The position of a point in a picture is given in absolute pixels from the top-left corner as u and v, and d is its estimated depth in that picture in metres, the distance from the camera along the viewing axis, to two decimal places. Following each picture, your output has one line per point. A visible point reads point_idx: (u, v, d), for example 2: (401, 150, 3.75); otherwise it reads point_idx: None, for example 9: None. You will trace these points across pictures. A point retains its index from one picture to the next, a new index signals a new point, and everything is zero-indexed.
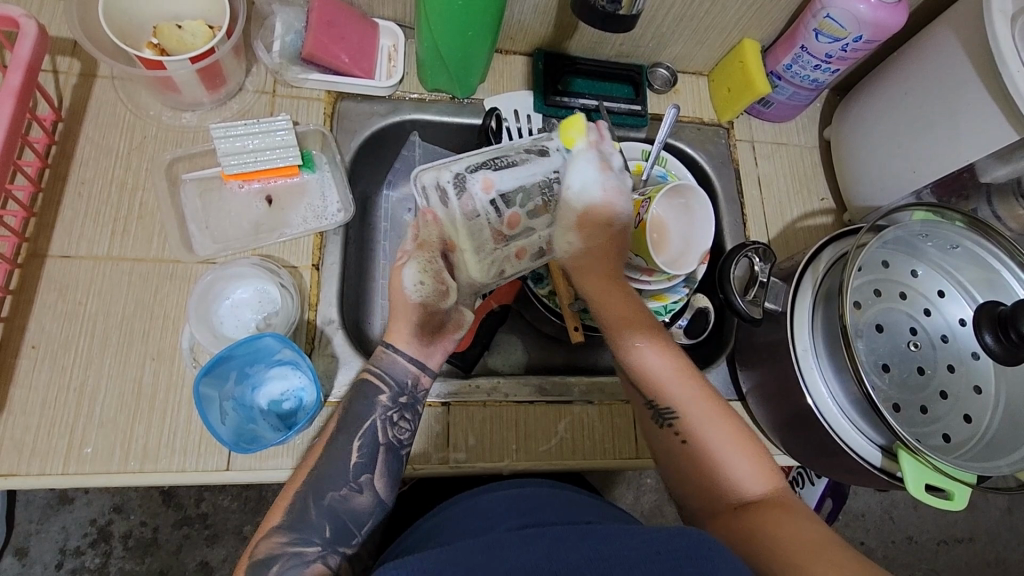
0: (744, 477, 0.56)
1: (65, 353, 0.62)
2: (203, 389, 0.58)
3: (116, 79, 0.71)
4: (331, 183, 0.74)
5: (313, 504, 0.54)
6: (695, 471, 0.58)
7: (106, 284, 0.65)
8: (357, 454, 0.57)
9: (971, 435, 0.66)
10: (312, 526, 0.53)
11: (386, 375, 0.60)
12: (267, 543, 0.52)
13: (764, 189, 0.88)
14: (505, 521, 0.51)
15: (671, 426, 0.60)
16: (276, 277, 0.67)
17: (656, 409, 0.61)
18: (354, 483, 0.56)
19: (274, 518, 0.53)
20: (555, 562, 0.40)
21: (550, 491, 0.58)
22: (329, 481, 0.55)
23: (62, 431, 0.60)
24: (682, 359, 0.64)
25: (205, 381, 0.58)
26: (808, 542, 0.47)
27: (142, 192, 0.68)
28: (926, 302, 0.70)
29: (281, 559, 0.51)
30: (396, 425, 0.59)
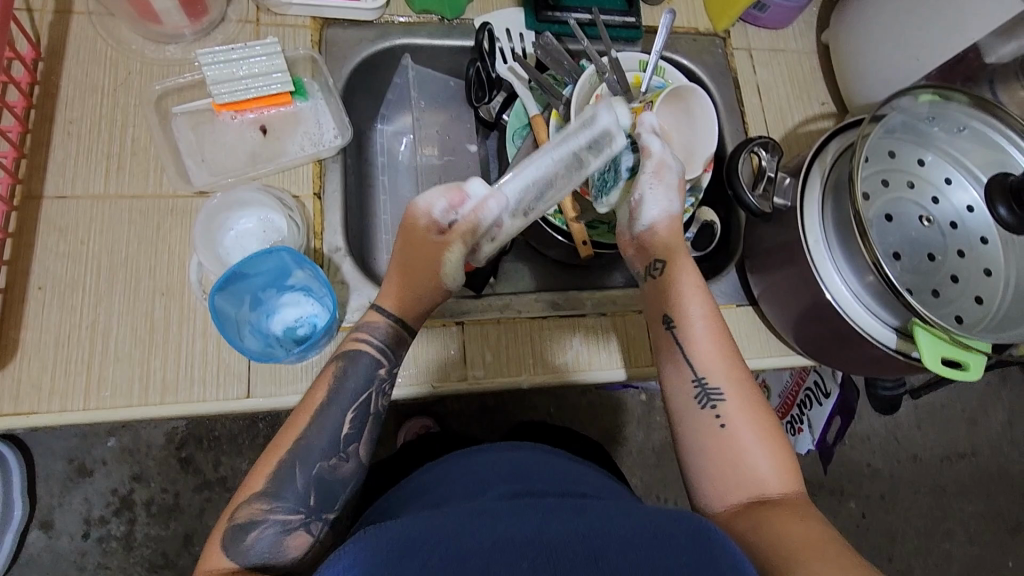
0: (764, 475, 0.53)
1: (72, 292, 0.61)
2: (218, 303, 0.56)
3: (92, 14, 0.69)
4: (325, 110, 0.72)
5: (301, 472, 0.53)
6: (717, 457, 0.54)
7: (106, 222, 0.63)
8: (350, 423, 0.55)
9: (983, 316, 0.66)
10: (299, 494, 0.52)
11: (384, 347, 0.58)
12: (249, 507, 0.51)
13: (764, 96, 0.87)
14: (497, 489, 0.52)
15: (714, 408, 0.55)
16: (283, 205, 0.66)
17: (704, 386, 0.56)
18: (342, 452, 0.55)
19: (257, 483, 0.52)
20: (547, 535, 0.42)
21: (546, 455, 0.59)
22: (316, 449, 0.53)
23: (79, 368, 0.60)
24: (735, 350, 0.59)
25: (221, 295, 0.56)
26: (818, 544, 0.46)
27: (133, 128, 0.66)
28: (934, 190, 0.70)
29: (263, 524, 0.50)
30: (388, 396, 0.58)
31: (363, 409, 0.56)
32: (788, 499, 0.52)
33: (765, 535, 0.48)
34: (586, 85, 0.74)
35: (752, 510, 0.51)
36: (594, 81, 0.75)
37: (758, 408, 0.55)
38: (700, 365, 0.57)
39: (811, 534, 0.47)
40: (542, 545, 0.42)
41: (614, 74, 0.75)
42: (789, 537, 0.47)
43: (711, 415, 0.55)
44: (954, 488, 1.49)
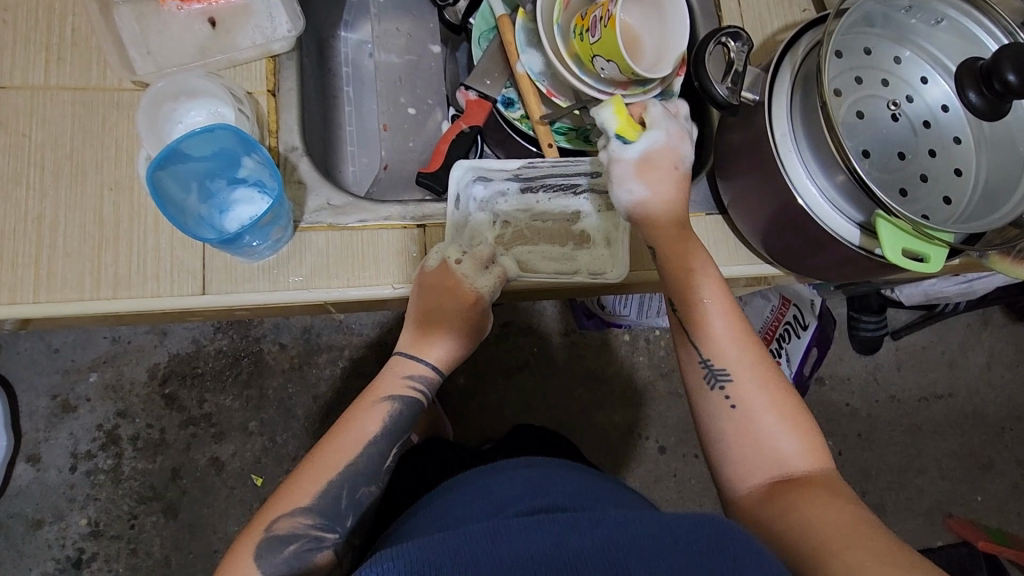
0: (787, 456, 0.53)
1: (16, 187, 0.59)
2: (161, 181, 0.55)
3: None
4: (278, 4, 0.68)
5: (346, 494, 0.57)
6: (740, 445, 0.54)
7: (49, 115, 0.61)
8: (392, 456, 0.60)
9: (952, 215, 0.65)
10: (340, 514, 0.56)
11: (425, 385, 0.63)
12: (292, 521, 0.54)
13: (743, 1, 0.83)
14: (513, 507, 0.52)
15: (722, 390, 0.56)
16: (233, 100, 0.62)
17: (710, 369, 0.56)
18: (379, 480, 0.59)
19: (302, 499, 0.55)
20: (567, 551, 0.42)
21: (567, 473, 0.60)
22: (313, 510, 0.55)
23: (26, 262, 0.58)
24: (746, 326, 0.58)
25: (163, 173, 0.54)
26: (850, 526, 0.47)
27: (73, 18, 0.63)
28: (908, 88, 0.68)
29: (303, 539, 0.54)
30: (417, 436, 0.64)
31: (401, 425, 0.61)
32: (815, 479, 0.52)
33: (797, 522, 0.49)
34: None
35: (779, 492, 0.52)
36: None
37: (782, 400, 0.56)
38: (710, 352, 0.57)
39: (841, 514, 0.48)
40: (561, 558, 0.41)
41: None
42: (823, 517, 0.48)
43: (722, 395, 0.55)
44: (930, 426, 1.51)
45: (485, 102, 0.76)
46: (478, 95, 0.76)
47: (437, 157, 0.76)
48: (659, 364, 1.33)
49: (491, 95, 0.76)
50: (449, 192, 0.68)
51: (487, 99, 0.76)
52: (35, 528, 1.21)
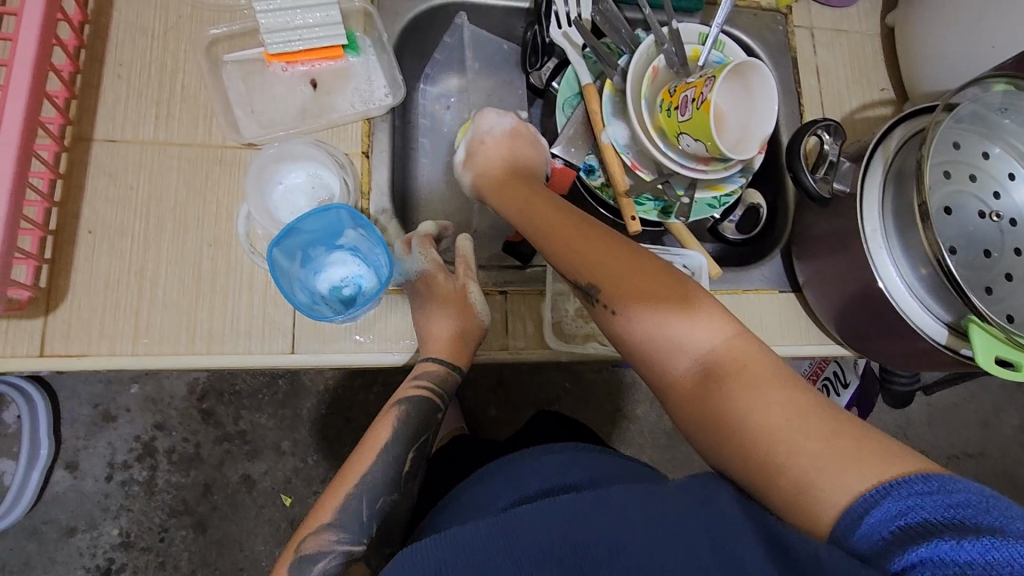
0: (682, 312, 0.50)
1: (121, 238, 0.61)
2: (277, 256, 0.57)
3: None
4: (377, 67, 0.70)
5: (367, 506, 0.56)
6: (651, 351, 0.51)
7: (156, 169, 0.63)
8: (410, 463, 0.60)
9: None
10: (362, 526, 0.55)
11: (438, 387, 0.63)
12: (317, 539, 0.53)
13: (823, 78, 0.84)
14: (538, 491, 0.52)
15: (599, 301, 0.54)
16: (334, 157, 0.66)
17: (583, 288, 0.55)
18: (400, 488, 0.59)
19: (324, 515, 0.55)
20: (571, 539, 0.41)
21: (588, 454, 0.58)
22: (339, 525, 0.54)
23: (127, 313, 0.60)
24: (620, 241, 0.56)
25: (279, 250, 0.57)
26: (798, 416, 0.43)
27: (184, 74, 0.65)
28: (996, 185, 0.68)
29: (329, 556, 0.53)
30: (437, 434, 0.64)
31: (414, 428, 0.61)
32: (722, 347, 0.49)
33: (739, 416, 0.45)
34: (644, 55, 0.74)
35: (707, 385, 0.48)
36: (651, 52, 0.75)
37: (662, 295, 0.51)
38: (575, 268, 0.56)
39: (788, 405, 0.44)
40: (566, 542, 0.41)
41: (672, 44, 0.73)
42: (766, 413, 0.44)
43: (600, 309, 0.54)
44: None
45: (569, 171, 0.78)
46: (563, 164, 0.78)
47: None
48: None
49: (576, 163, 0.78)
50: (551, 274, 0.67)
51: (572, 167, 0.78)
52: (69, 535, 1.19)
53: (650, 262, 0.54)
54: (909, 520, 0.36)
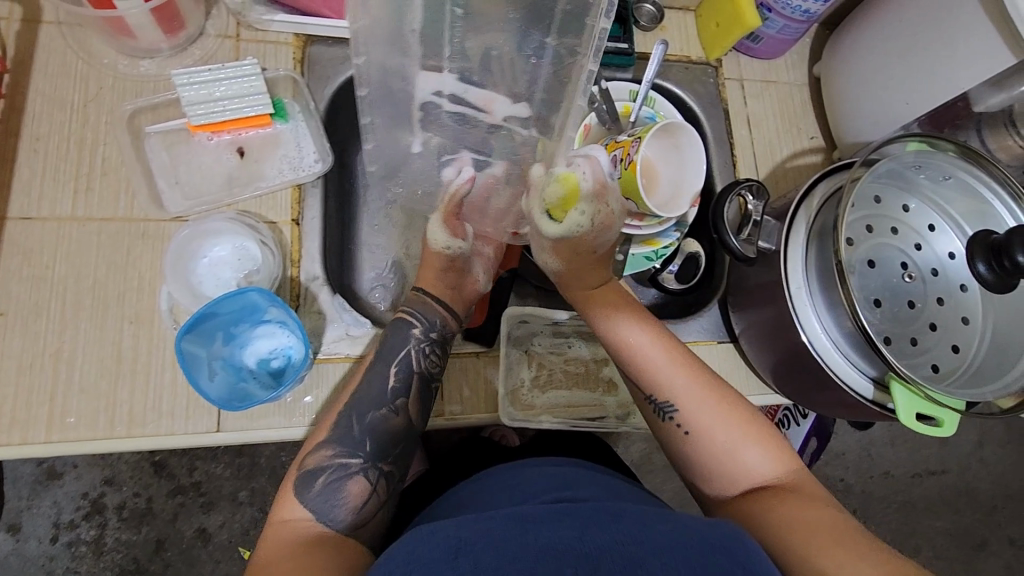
0: (750, 447, 0.54)
1: (35, 319, 0.59)
2: (187, 345, 0.56)
3: (62, 24, 0.66)
4: (306, 133, 0.70)
5: (357, 422, 0.56)
6: (711, 465, 0.55)
7: (73, 246, 0.61)
8: (395, 377, 0.59)
9: (958, 365, 0.66)
10: (356, 441, 0.56)
11: (416, 312, 0.62)
12: (316, 455, 0.54)
13: (753, 128, 0.86)
14: (542, 496, 0.52)
15: (672, 419, 0.57)
16: (257, 233, 0.64)
17: (657, 403, 0.58)
18: (392, 405, 0.58)
19: (320, 435, 0.55)
20: (589, 543, 0.40)
21: (589, 469, 0.60)
22: (338, 453, 0.54)
23: (41, 398, 0.58)
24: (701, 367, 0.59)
25: (189, 337, 0.56)
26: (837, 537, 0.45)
27: (104, 147, 0.64)
28: (918, 236, 0.69)
29: (328, 470, 0.53)
30: (428, 357, 0.61)
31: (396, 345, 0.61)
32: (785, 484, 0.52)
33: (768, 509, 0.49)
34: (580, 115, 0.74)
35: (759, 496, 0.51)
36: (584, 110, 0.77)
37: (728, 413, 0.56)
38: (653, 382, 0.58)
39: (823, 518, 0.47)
40: (583, 548, 0.40)
41: (604, 103, 0.75)
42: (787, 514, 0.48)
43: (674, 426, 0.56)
44: (923, 503, 1.43)
45: (516, 245, 0.73)
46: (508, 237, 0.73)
47: (479, 308, 0.71)
48: (657, 439, 1.32)
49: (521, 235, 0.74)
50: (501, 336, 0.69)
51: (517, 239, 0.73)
52: None
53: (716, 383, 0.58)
54: None
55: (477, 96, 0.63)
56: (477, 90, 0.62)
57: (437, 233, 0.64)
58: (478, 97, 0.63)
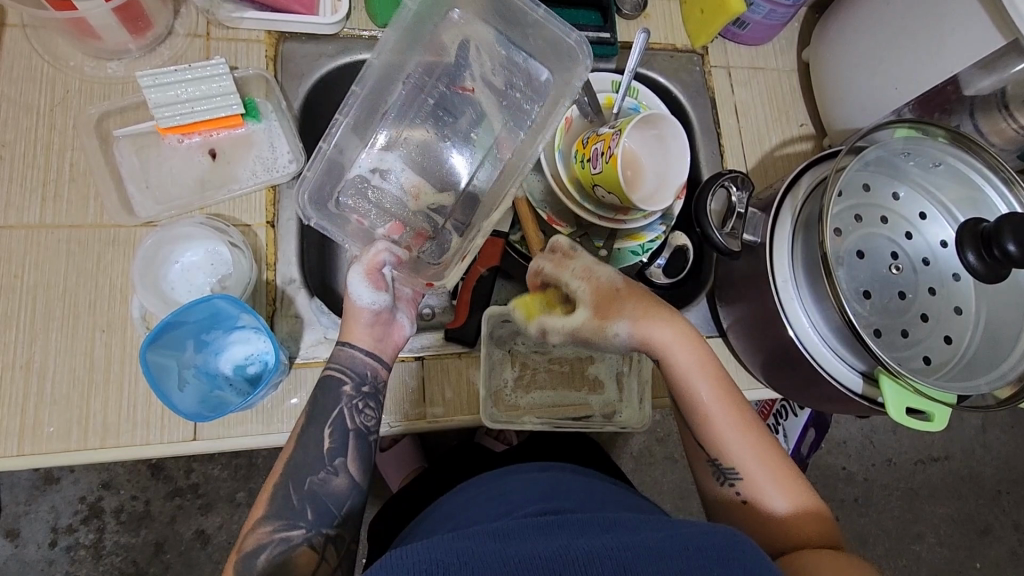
0: (805, 518, 0.53)
1: (6, 330, 0.58)
2: (153, 356, 0.55)
3: (28, 28, 0.65)
4: (279, 133, 0.69)
5: (294, 491, 0.53)
6: (765, 533, 0.53)
7: (43, 254, 0.60)
8: (330, 439, 0.55)
9: (950, 356, 0.64)
10: (296, 510, 0.52)
11: (346, 370, 0.57)
12: (254, 534, 0.51)
13: (741, 117, 0.84)
14: (525, 507, 0.51)
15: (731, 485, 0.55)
16: (226, 236, 0.62)
17: (716, 467, 0.56)
18: (330, 466, 0.54)
19: (258, 511, 0.52)
20: (575, 551, 0.39)
21: (572, 476, 0.58)
22: (304, 467, 0.54)
23: (13, 411, 0.57)
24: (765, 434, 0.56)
25: (155, 348, 0.54)
26: None
27: (72, 152, 0.63)
28: (908, 224, 0.67)
29: (270, 545, 0.50)
30: (362, 412, 0.57)
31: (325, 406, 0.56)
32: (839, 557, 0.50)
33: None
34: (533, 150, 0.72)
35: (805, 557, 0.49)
36: None
37: (786, 476, 0.55)
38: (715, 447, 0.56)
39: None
40: (569, 555, 0.39)
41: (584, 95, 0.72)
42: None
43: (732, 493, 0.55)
44: (926, 490, 1.42)
45: (498, 241, 0.72)
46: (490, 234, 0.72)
47: (461, 308, 0.70)
48: (655, 432, 1.32)
49: (502, 232, 0.72)
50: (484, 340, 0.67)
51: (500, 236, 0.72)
52: None
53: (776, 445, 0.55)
54: None
55: (404, 178, 0.67)
56: (408, 174, 0.68)
57: (360, 285, 0.56)
58: (407, 180, 0.67)
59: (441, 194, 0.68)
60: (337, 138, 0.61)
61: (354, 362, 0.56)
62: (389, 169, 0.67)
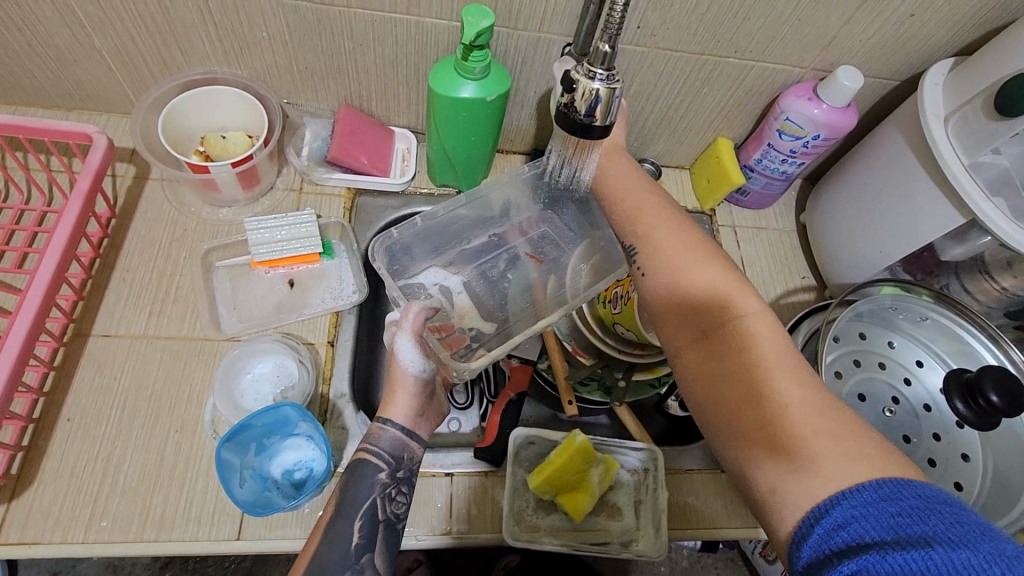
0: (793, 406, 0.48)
1: (96, 425, 0.67)
2: (225, 453, 0.63)
3: (165, 181, 0.82)
4: (348, 268, 0.82)
5: None
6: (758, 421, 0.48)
7: (140, 360, 0.71)
8: (359, 533, 0.55)
9: (964, 504, 0.66)
10: None
11: (382, 451, 0.59)
12: None
13: (748, 269, 0.95)
14: None
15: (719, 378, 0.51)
16: (296, 353, 0.73)
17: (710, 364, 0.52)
18: (355, 564, 0.54)
19: None
20: None
21: None
22: (332, 564, 0.53)
23: (86, 500, 0.64)
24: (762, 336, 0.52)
25: (227, 446, 0.62)
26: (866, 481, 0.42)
27: (180, 278, 0.76)
28: (905, 371, 0.73)
29: None
30: (393, 501, 0.59)
31: (360, 491, 0.57)
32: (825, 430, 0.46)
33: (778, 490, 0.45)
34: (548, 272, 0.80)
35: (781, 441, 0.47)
36: None
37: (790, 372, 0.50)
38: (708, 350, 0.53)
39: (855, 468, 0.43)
40: None
41: None
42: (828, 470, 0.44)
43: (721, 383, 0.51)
44: None
45: (526, 368, 0.83)
46: (519, 362, 0.83)
47: (490, 430, 0.76)
48: None
49: (531, 359, 0.83)
50: (507, 454, 0.74)
51: (527, 363, 0.83)
52: None
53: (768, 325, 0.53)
54: (849, 532, 0.40)
55: (457, 299, 0.78)
56: (462, 297, 0.79)
57: (409, 349, 0.61)
58: (459, 301, 0.78)
59: (482, 320, 0.77)
60: (402, 233, 0.76)
61: (387, 439, 0.59)
62: (449, 287, 0.79)
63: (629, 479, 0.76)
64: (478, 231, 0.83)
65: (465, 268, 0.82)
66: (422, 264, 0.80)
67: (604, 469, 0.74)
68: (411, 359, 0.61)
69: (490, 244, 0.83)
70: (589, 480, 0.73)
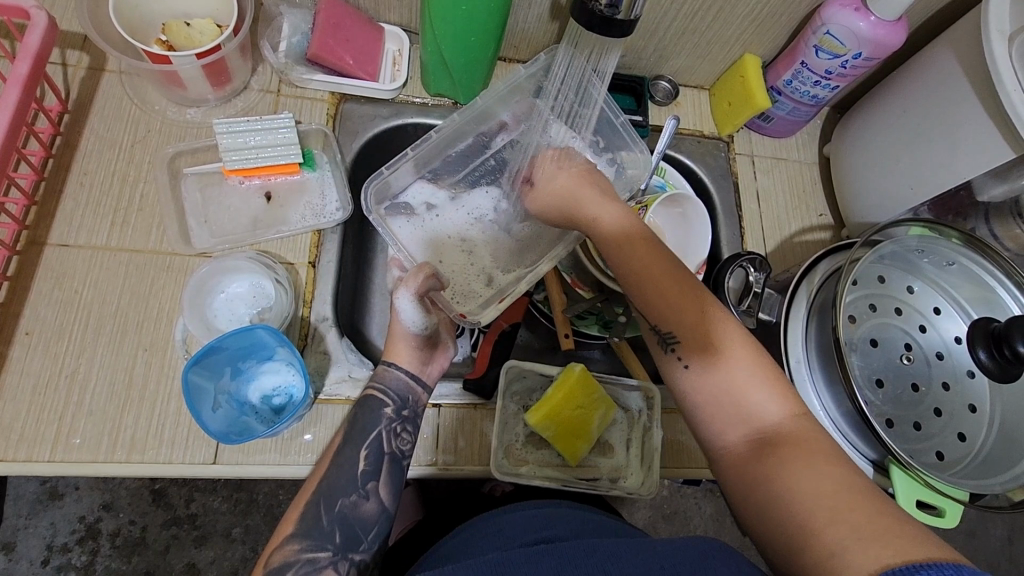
0: (754, 401, 0.50)
1: (58, 340, 0.62)
2: (195, 376, 0.59)
3: (123, 74, 0.73)
4: (331, 183, 0.75)
5: (325, 512, 0.53)
6: (712, 406, 0.52)
7: (103, 274, 0.65)
8: (365, 461, 0.56)
9: (964, 455, 0.64)
10: (325, 532, 0.52)
11: (388, 391, 0.59)
12: (282, 551, 0.51)
13: (763, 203, 0.89)
14: (520, 539, 0.58)
15: (674, 350, 0.54)
16: (273, 273, 0.67)
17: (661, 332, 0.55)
18: (362, 490, 0.55)
19: (288, 527, 0.52)
20: None
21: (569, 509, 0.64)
22: (339, 486, 0.54)
23: (51, 418, 0.60)
24: (735, 327, 0.53)
25: (196, 369, 0.58)
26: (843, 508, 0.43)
27: (144, 184, 0.69)
28: (922, 318, 0.68)
29: (298, 565, 0.50)
30: (398, 436, 0.58)
31: (360, 422, 0.58)
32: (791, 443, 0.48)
33: (760, 506, 0.47)
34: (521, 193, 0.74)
35: (767, 459, 0.48)
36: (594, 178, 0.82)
37: (752, 363, 0.51)
38: (670, 320, 0.54)
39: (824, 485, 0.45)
40: None
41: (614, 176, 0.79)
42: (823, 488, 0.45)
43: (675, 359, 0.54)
44: None
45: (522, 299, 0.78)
46: None
47: (481, 362, 0.73)
48: (661, 507, 1.29)
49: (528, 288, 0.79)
50: (499, 388, 0.69)
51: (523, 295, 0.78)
52: None
53: (651, 260, 0.56)
54: None
55: (447, 217, 0.75)
56: (452, 216, 0.75)
57: (411, 308, 0.58)
58: (446, 220, 0.75)
59: (478, 235, 0.75)
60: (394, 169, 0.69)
61: (395, 381, 0.59)
62: (435, 204, 0.75)
63: (624, 417, 0.74)
64: (468, 137, 0.74)
65: (444, 177, 0.77)
66: (406, 180, 0.73)
67: (604, 414, 0.71)
68: (410, 314, 0.58)
69: (475, 147, 0.76)
70: (588, 425, 0.70)
